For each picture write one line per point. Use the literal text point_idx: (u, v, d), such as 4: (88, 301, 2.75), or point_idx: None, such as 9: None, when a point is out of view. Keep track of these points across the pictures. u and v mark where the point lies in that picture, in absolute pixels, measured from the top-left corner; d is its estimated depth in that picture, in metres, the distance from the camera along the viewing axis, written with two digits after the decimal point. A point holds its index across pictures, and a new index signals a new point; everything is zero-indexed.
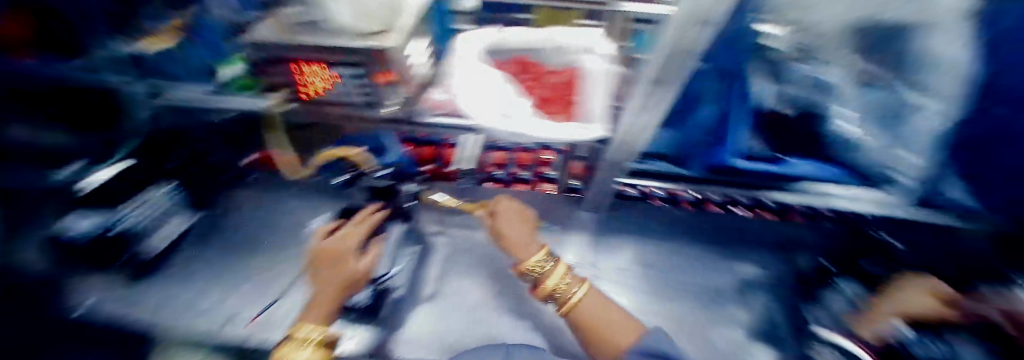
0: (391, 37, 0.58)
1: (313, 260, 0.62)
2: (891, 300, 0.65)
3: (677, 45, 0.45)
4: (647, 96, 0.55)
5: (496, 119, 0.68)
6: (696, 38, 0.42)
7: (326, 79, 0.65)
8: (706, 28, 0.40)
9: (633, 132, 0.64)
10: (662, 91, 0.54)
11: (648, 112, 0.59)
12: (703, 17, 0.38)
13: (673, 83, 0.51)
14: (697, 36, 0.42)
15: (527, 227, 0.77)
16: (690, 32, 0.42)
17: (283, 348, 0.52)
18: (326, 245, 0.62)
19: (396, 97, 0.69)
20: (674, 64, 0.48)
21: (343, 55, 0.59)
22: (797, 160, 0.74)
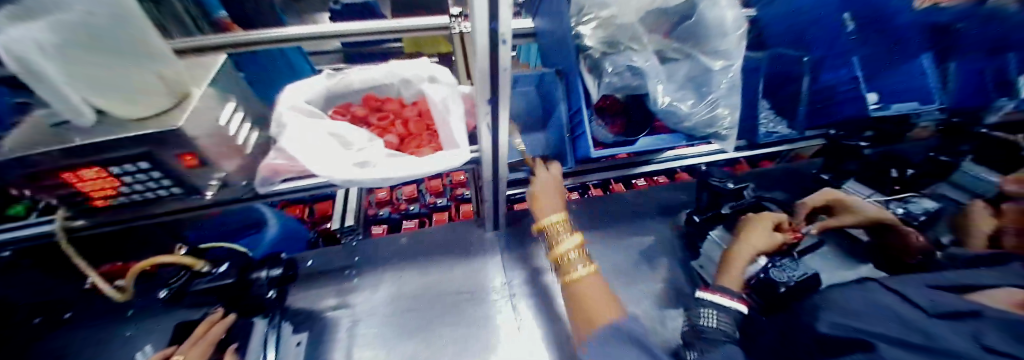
0: (179, 117, 0.50)
1: None
2: (742, 244, 0.69)
3: (485, 63, 0.46)
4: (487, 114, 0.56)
5: (349, 170, 0.61)
6: (498, 54, 0.44)
7: (110, 179, 0.54)
8: (501, 44, 0.42)
9: (492, 149, 0.64)
10: (497, 108, 0.55)
11: (496, 128, 0.59)
12: (492, 32, 0.40)
13: (501, 99, 0.53)
14: (497, 52, 0.43)
15: (562, 197, 0.68)
16: (489, 49, 0.43)
17: None
18: None
19: (213, 175, 0.59)
20: (492, 81, 0.50)
21: (117, 150, 0.49)
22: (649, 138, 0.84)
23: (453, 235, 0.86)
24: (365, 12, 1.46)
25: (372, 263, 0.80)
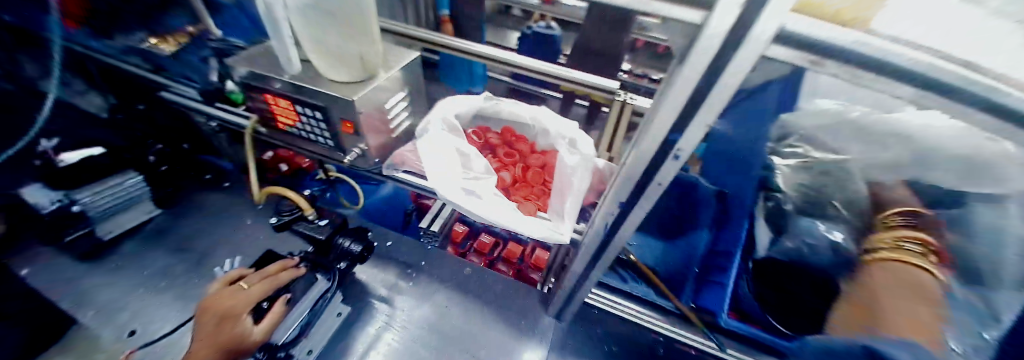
0: (356, 91, 0.57)
1: (195, 313, 0.49)
2: None
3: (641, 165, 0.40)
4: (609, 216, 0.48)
5: (456, 193, 0.61)
6: (661, 165, 0.39)
7: (292, 113, 0.64)
8: (673, 156, 0.37)
9: (600, 249, 0.53)
10: (628, 214, 0.46)
11: (615, 232, 0.49)
12: (667, 139, 0.37)
13: (637, 208, 0.44)
14: (662, 162, 0.38)
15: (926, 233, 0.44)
16: (655, 151, 0.38)
17: None
18: (214, 297, 0.49)
19: (356, 144, 0.65)
20: (639, 185, 0.42)
21: (312, 97, 0.60)
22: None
23: (512, 296, 0.78)
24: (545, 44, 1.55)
25: (430, 278, 0.79)
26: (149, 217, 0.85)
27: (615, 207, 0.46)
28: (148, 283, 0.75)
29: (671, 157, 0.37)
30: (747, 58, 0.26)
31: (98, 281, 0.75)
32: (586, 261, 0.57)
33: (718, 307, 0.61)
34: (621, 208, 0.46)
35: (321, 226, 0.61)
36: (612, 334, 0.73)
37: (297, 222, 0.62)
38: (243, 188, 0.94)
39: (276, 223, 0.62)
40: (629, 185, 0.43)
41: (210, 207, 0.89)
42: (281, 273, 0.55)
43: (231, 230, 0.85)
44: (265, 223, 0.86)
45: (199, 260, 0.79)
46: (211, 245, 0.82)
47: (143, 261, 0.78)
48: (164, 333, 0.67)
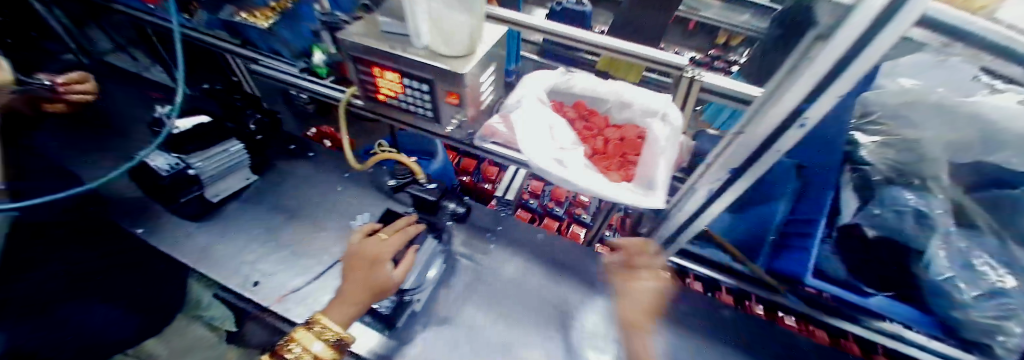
0: (465, 64, 0.61)
1: (344, 259, 0.58)
2: None
3: (762, 135, 0.44)
4: (716, 183, 0.51)
5: (548, 162, 0.67)
6: (785, 133, 0.42)
7: (398, 86, 0.69)
8: (799, 124, 0.40)
9: (695, 214, 0.57)
10: (737, 180, 0.50)
11: (717, 197, 0.53)
12: (795, 110, 0.39)
13: (749, 174, 0.48)
14: (786, 131, 0.42)
15: None
16: (777, 125, 0.42)
17: (297, 333, 0.51)
18: (360, 248, 0.57)
19: (456, 115, 0.69)
20: (755, 153, 0.46)
21: (419, 70, 0.63)
22: (881, 295, 0.65)
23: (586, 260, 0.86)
24: (577, 19, 1.50)
25: (509, 242, 0.86)
26: (248, 183, 0.91)
27: (724, 174, 0.50)
28: (260, 242, 0.81)
29: (797, 126, 0.41)
30: (893, 38, 0.28)
31: (213, 240, 0.81)
32: (677, 226, 0.61)
33: (800, 268, 0.64)
34: (730, 175, 0.50)
35: (431, 189, 0.67)
36: (682, 297, 0.80)
37: (409, 185, 0.68)
38: (326, 158, 1.01)
39: (394, 185, 0.68)
40: (745, 153, 0.47)
41: (299, 176, 0.96)
42: (408, 228, 0.62)
43: (325, 196, 0.92)
44: (352, 190, 0.93)
45: (301, 222, 0.86)
46: (307, 210, 0.89)
47: (250, 222, 0.85)
48: (292, 288, 0.73)
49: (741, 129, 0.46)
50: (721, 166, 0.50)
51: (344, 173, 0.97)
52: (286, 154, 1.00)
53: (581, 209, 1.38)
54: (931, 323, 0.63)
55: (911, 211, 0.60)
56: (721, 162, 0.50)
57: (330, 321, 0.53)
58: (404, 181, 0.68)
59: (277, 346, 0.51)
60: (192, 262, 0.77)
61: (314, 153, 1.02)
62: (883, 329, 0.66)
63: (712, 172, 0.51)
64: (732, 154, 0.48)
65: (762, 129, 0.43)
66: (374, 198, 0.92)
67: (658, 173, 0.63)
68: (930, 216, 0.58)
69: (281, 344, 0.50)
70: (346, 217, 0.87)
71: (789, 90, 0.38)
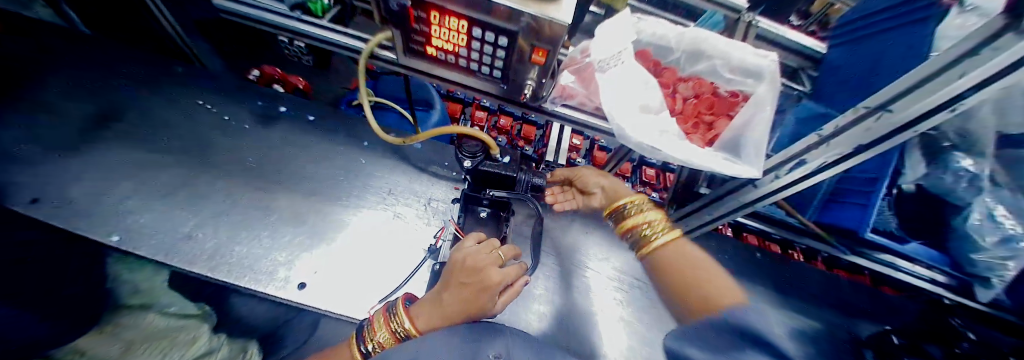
0: (563, 10, 0.44)
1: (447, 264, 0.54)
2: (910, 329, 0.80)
3: (909, 116, 0.41)
4: (834, 156, 0.52)
5: (655, 135, 0.60)
6: (930, 118, 0.40)
7: (460, 37, 0.53)
8: (948, 110, 0.38)
9: (789, 184, 0.61)
10: (857, 155, 0.50)
11: (825, 169, 0.55)
12: (955, 96, 0.36)
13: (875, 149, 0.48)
14: (934, 116, 0.39)
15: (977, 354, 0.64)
16: (931, 107, 0.39)
17: (382, 332, 0.49)
18: (464, 257, 0.52)
19: (532, 77, 0.58)
20: (891, 132, 0.44)
21: (502, 20, 0.47)
22: (917, 243, 0.84)
23: None
24: None
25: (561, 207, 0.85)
26: (179, 153, 0.72)
27: (846, 149, 0.50)
28: (283, 234, 0.68)
29: (948, 111, 0.38)
30: None
31: (223, 238, 0.65)
32: (760, 195, 0.65)
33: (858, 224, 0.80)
34: (852, 150, 0.50)
35: (507, 164, 0.63)
36: (720, 246, 0.89)
37: (481, 163, 0.62)
38: (330, 121, 0.84)
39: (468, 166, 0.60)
40: (881, 130, 0.45)
41: (305, 147, 0.79)
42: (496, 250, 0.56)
43: (345, 170, 0.78)
44: (378, 161, 0.80)
45: (326, 203, 0.73)
46: (329, 190, 0.75)
47: (260, 210, 0.70)
48: (375, 291, 0.66)
49: (883, 107, 0.43)
50: (844, 141, 0.49)
51: (362, 141, 0.82)
52: (282, 119, 0.82)
53: (574, 154, 1.45)
54: (945, 260, 0.84)
55: (970, 175, 0.65)
56: (844, 138, 0.49)
57: (419, 325, 0.49)
58: (478, 160, 0.60)
59: (363, 324, 0.51)
60: (206, 270, 0.62)
61: (315, 117, 0.84)
62: (886, 260, 0.83)
63: (832, 147, 0.51)
64: (862, 131, 0.46)
65: (908, 110, 0.41)
66: (403, 167, 0.80)
67: (749, 141, 0.63)
68: (983, 177, 0.65)
69: (366, 325, 0.50)
70: (377, 194, 0.76)
71: (961, 77, 0.35)
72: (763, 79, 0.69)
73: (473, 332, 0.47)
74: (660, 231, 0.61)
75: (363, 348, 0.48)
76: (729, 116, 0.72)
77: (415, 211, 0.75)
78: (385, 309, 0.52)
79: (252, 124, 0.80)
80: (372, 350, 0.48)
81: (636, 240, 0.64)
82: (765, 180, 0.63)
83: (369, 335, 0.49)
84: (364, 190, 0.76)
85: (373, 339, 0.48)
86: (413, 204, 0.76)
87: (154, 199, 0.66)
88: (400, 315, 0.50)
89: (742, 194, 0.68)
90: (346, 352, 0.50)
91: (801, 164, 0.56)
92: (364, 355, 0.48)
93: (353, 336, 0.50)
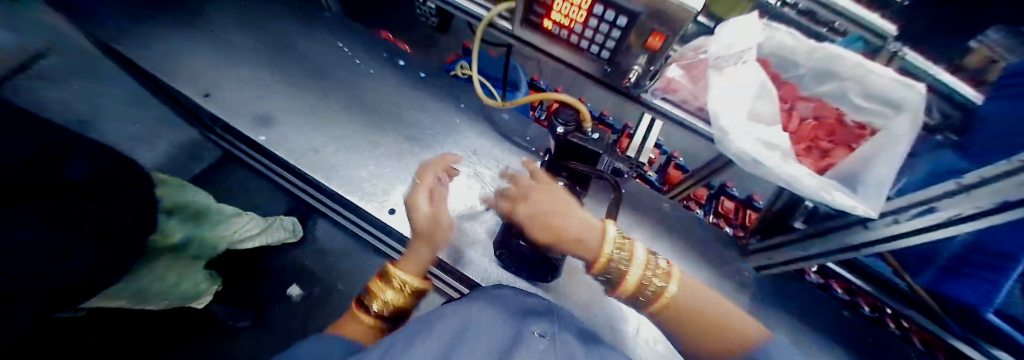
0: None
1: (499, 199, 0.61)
2: None
3: None
4: (970, 210, 0.44)
5: (757, 146, 0.56)
6: None
7: (579, 13, 0.55)
8: None
9: (905, 234, 0.52)
10: (1001, 213, 0.41)
11: (957, 224, 0.46)
12: None
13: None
14: None
15: None
16: None
17: (377, 289, 0.51)
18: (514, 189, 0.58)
19: (640, 64, 0.58)
20: None
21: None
22: None
23: (709, 239, 0.83)
24: None
25: (632, 206, 0.84)
26: (318, 85, 0.87)
27: (988, 203, 0.41)
28: (383, 167, 0.78)
29: None
30: None
31: (338, 158, 0.78)
32: (869, 239, 0.57)
33: (982, 302, 0.63)
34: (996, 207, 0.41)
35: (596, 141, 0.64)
36: (801, 292, 0.80)
37: (569, 134, 0.63)
38: (436, 81, 0.94)
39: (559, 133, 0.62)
40: None
41: (411, 100, 0.89)
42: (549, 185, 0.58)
43: (441, 125, 0.86)
44: (470, 124, 0.87)
45: (421, 149, 0.82)
46: (424, 139, 0.84)
47: (367, 143, 0.81)
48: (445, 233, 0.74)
49: None
50: (986, 194, 0.41)
51: (460, 104, 0.90)
52: (397, 72, 0.93)
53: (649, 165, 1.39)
54: None
55: None
56: (989, 189, 0.41)
57: (403, 273, 0.52)
58: (569, 129, 0.61)
59: (358, 297, 0.52)
60: (322, 179, 0.75)
61: (425, 75, 0.94)
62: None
63: (971, 199, 0.43)
64: (1012, 185, 0.38)
65: None
66: (489, 134, 0.86)
67: (870, 175, 0.57)
68: None
69: (361, 296, 0.51)
70: (463, 152, 0.83)
71: None
72: (902, 109, 0.58)
73: (512, 294, 0.50)
74: (649, 266, 0.45)
75: (366, 311, 0.49)
76: (852, 148, 0.64)
77: (492, 174, 0.81)
78: (380, 275, 0.53)
79: (377, 70, 0.93)
80: (377, 310, 0.49)
81: (642, 300, 0.45)
82: (878, 223, 0.55)
83: (372, 297, 0.50)
84: (453, 146, 0.83)
85: (371, 302, 0.49)
86: (492, 168, 0.82)
87: (291, 117, 0.81)
88: (390, 272, 0.51)
89: (844, 235, 0.60)
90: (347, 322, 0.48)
91: (929, 212, 0.48)
92: (376, 318, 0.48)
93: (352, 307, 0.50)
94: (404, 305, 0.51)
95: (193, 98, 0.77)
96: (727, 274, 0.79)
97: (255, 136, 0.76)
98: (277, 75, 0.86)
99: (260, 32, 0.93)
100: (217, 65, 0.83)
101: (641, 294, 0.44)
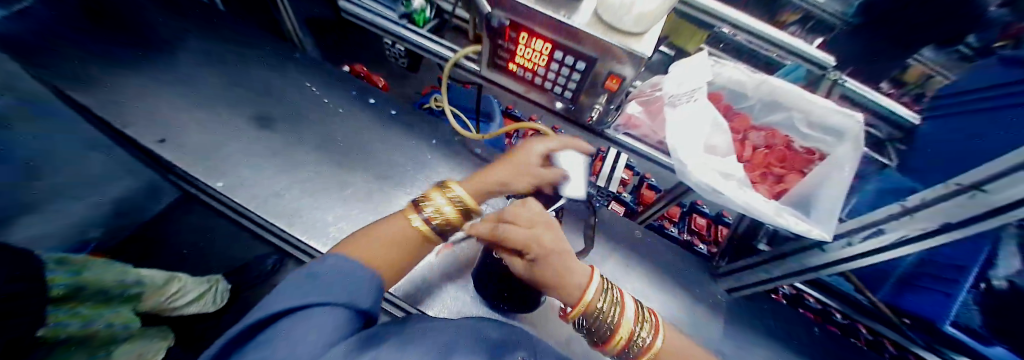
0: (645, 46, 0.47)
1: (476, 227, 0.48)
2: None
3: (1003, 200, 0.37)
4: (916, 231, 0.47)
5: (714, 176, 0.59)
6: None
7: (541, 58, 0.58)
8: None
9: (860, 255, 0.55)
10: (944, 232, 0.44)
11: (906, 244, 0.49)
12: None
13: (969, 230, 0.42)
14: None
15: None
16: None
17: (431, 193, 0.53)
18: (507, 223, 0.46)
19: (601, 103, 0.61)
20: (983, 213, 0.40)
21: (584, 47, 0.51)
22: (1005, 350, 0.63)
23: (681, 262, 0.85)
24: None
25: (605, 234, 0.85)
26: (284, 125, 0.86)
27: (933, 225, 0.45)
28: (349, 208, 0.76)
29: None
30: None
31: (302, 201, 0.75)
32: (827, 261, 0.60)
33: (937, 315, 0.70)
34: (939, 227, 0.45)
35: None
36: (772, 310, 0.82)
37: None
38: (407, 118, 0.94)
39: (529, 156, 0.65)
40: (975, 209, 0.40)
41: (381, 137, 0.89)
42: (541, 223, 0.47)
43: (412, 162, 0.86)
44: (442, 159, 0.88)
45: (391, 187, 0.81)
46: (394, 176, 0.83)
47: (334, 183, 0.79)
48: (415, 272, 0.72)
49: (979, 186, 0.39)
50: (931, 216, 0.44)
51: (431, 139, 0.91)
52: (367, 110, 0.94)
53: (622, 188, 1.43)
54: None
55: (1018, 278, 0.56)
56: (934, 212, 0.44)
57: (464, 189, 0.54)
58: None
59: (415, 200, 0.54)
60: (284, 224, 0.71)
61: (396, 112, 0.94)
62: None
63: (916, 220, 0.46)
64: (953, 208, 0.42)
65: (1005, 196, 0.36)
66: (461, 169, 0.87)
67: (820, 199, 0.61)
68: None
69: (419, 198, 0.53)
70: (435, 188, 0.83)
71: None
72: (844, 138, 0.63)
73: None
74: (637, 320, 0.46)
75: (420, 217, 0.51)
76: (802, 173, 0.69)
77: None
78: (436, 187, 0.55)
79: (346, 108, 0.93)
80: (431, 218, 0.51)
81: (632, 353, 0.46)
82: (833, 246, 0.58)
83: (427, 204, 0.52)
84: (424, 183, 0.83)
85: (426, 207, 0.52)
86: None
87: (254, 160, 0.78)
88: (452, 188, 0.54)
89: (804, 256, 0.63)
90: (398, 221, 0.51)
91: (879, 233, 0.52)
92: (427, 224, 0.51)
93: (405, 208, 0.53)
94: (455, 222, 0.53)
95: (146, 145, 0.73)
96: (700, 297, 0.81)
97: (213, 182, 0.73)
98: (239, 118, 0.84)
99: (222, 74, 0.91)
100: (175, 109, 0.80)
101: (631, 350, 0.46)
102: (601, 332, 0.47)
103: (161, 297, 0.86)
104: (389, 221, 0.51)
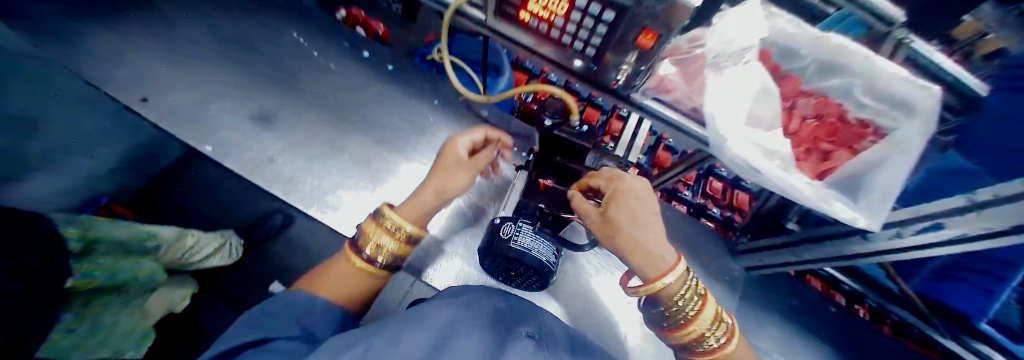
0: None
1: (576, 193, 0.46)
2: None
3: None
4: (978, 230, 0.41)
5: (756, 156, 0.51)
6: None
7: (560, 7, 0.47)
8: None
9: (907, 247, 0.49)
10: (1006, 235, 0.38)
11: (965, 241, 0.43)
12: None
13: None
14: None
15: None
16: None
17: (366, 227, 0.45)
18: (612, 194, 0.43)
19: (630, 63, 0.52)
20: None
21: None
22: None
23: (698, 236, 0.81)
24: None
25: None
26: (271, 82, 0.78)
27: (997, 226, 0.38)
28: (349, 176, 0.72)
29: None
30: None
31: (299, 167, 0.71)
32: (865, 250, 0.55)
33: (977, 312, 0.68)
34: (1005, 229, 0.38)
35: (584, 134, 0.55)
36: (789, 288, 0.79)
37: (557, 127, 0.52)
38: (405, 75, 0.85)
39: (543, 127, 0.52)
40: None
41: (378, 96, 0.81)
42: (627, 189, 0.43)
43: (413, 124, 0.79)
44: (445, 122, 0.80)
45: (391, 153, 0.76)
46: (394, 141, 0.77)
47: (331, 147, 0.74)
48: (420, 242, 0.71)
49: None
50: (998, 216, 0.38)
51: (434, 99, 0.83)
52: (361, 64, 0.84)
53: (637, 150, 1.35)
54: None
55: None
56: (1001, 211, 0.37)
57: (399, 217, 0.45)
58: (556, 123, 0.51)
59: (352, 237, 0.46)
60: (283, 193, 0.68)
61: (393, 67, 0.85)
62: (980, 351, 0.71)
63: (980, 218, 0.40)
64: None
65: None
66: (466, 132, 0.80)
67: (872, 183, 0.53)
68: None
69: (352, 237, 0.45)
70: (438, 154, 0.77)
71: None
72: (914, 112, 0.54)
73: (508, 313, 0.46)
74: (715, 321, 0.43)
75: (361, 258, 0.44)
76: (853, 149, 0.61)
77: None
78: (370, 217, 0.46)
79: (338, 63, 0.83)
80: (373, 258, 0.44)
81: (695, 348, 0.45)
82: (878, 236, 0.52)
83: (364, 244, 0.44)
84: (427, 148, 0.77)
85: (365, 246, 0.44)
86: None
87: (243, 122, 0.72)
88: (387, 216, 0.45)
89: (840, 244, 0.58)
90: (339, 266, 0.44)
91: (933, 228, 0.46)
92: (369, 263, 0.44)
93: (345, 247, 0.45)
94: (400, 251, 0.46)
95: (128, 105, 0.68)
96: (716, 272, 0.78)
97: (202, 147, 0.68)
98: (221, 73, 0.76)
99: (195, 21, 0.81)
100: (149, 65, 0.73)
101: (699, 345, 0.44)
102: (675, 318, 0.45)
103: (181, 253, 0.80)
104: (330, 268, 0.44)
